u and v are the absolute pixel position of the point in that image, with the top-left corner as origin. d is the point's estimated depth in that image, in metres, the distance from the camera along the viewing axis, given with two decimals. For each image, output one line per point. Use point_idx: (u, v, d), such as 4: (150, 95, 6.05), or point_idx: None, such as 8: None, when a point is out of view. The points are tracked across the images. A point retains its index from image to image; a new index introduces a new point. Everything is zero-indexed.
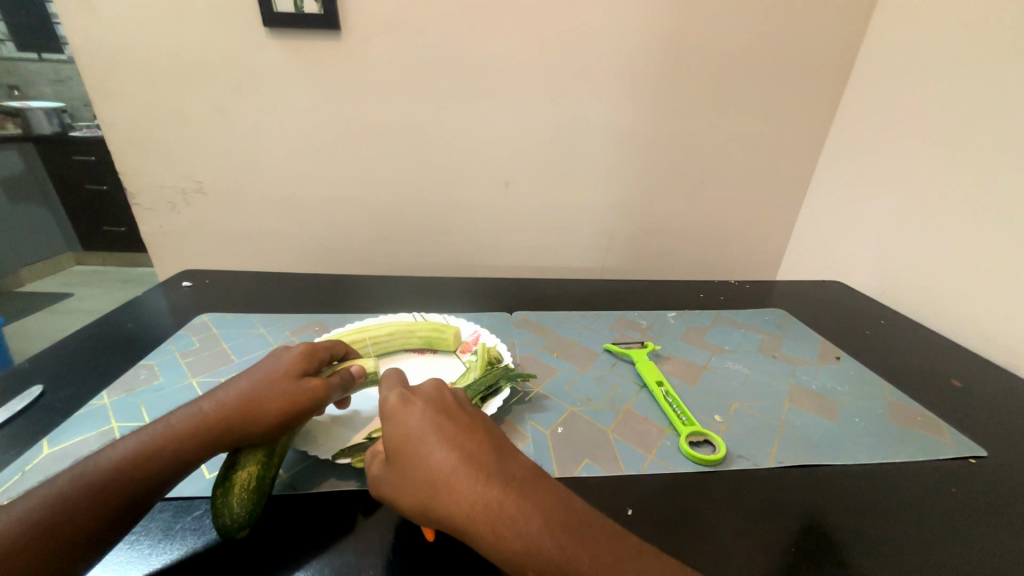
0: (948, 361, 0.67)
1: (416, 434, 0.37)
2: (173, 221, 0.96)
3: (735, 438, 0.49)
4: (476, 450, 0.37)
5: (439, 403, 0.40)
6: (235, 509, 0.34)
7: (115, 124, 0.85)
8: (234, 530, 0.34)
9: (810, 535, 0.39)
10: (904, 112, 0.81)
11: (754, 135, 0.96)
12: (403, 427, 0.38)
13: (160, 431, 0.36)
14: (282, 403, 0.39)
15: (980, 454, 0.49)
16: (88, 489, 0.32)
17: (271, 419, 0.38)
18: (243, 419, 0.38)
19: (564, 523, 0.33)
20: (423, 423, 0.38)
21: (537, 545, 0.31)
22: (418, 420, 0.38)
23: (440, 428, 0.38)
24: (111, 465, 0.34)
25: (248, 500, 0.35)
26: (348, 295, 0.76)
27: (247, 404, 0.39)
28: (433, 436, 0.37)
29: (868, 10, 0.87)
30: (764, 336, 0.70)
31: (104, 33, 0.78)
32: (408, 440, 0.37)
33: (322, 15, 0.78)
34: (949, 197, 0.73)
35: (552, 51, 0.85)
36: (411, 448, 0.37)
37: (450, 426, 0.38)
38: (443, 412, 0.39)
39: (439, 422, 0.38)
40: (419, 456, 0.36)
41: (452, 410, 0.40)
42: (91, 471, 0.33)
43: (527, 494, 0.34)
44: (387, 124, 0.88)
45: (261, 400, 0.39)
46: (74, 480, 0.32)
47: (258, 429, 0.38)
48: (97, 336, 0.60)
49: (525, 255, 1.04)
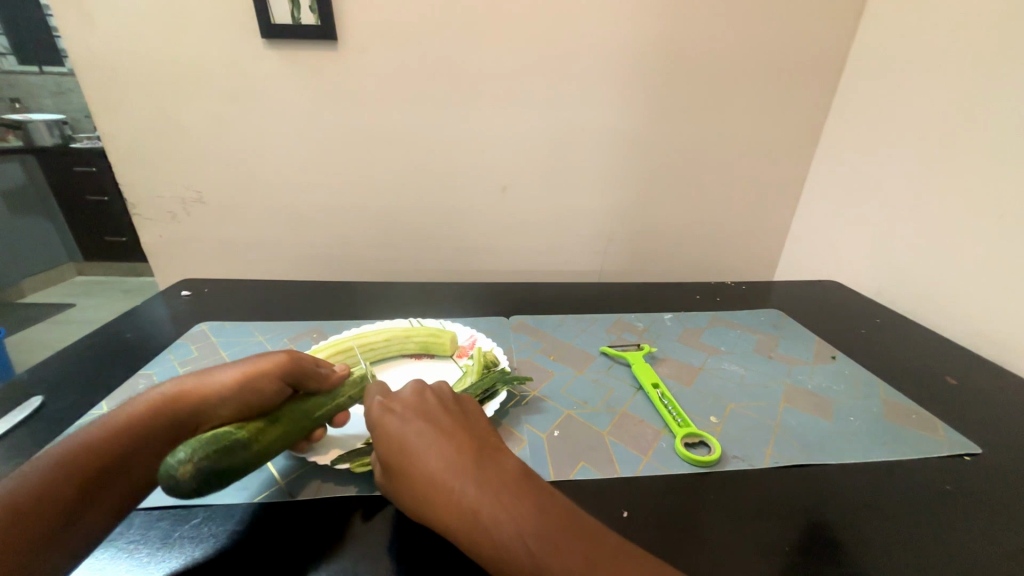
0: (946, 360, 0.67)
1: (399, 440, 0.39)
2: (173, 232, 0.96)
3: (731, 438, 0.49)
4: (454, 446, 0.38)
5: (419, 410, 0.41)
6: (183, 448, 0.33)
7: (114, 135, 0.86)
8: (177, 470, 0.32)
9: (807, 534, 0.39)
10: (896, 112, 0.82)
11: (748, 136, 0.97)
12: (385, 436, 0.40)
13: (128, 411, 0.39)
14: (245, 369, 0.43)
15: (975, 452, 0.49)
16: (59, 472, 0.34)
17: (234, 395, 0.41)
18: (208, 396, 0.41)
19: (536, 522, 0.34)
20: (403, 430, 0.39)
21: (506, 543, 0.33)
22: (399, 426, 0.40)
23: (420, 435, 0.39)
24: (79, 448, 0.35)
25: (200, 443, 0.34)
26: (347, 302, 0.76)
27: (215, 373, 0.43)
28: (414, 443, 0.38)
29: (857, 13, 0.88)
30: (760, 337, 0.70)
31: (104, 47, 0.79)
32: (391, 448, 0.39)
33: (318, 25, 0.79)
34: (940, 195, 0.74)
35: (546, 56, 0.86)
36: (393, 455, 0.38)
37: (429, 433, 0.39)
38: (424, 417, 0.41)
39: (420, 423, 0.40)
40: (402, 462, 0.38)
41: (431, 416, 0.41)
42: (59, 457, 0.34)
43: (502, 484, 0.36)
44: (383, 131, 0.89)
45: (229, 368, 0.43)
46: (45, 467, 0.34)
47: (222, 389, 0.41)
48: (97, 345, 0.61)
49: (522, 259, 1.04)
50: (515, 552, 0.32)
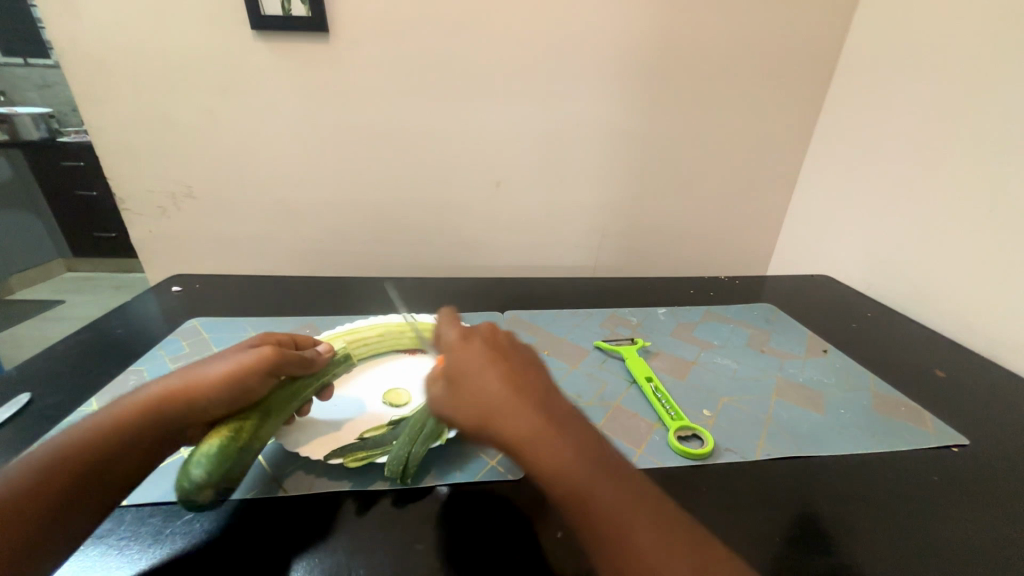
0: (935, 354, 0.68)
1: (472, 364, 0.37)
2: (163, 227, 0.95)
3: (723, 431, 0.50)
4: (524, 379, 0.37)
5: (495, 341, 0.39)
6: (194, 470, 0.36)
7: (101, 127, 0.85)
8: (199, 493, 0.36)
9: (797, 524, 0.39)
10: (888, 108, 0.82)
11: (742, 131, 0.97)
12: (459, 358, 0.38)
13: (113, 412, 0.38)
14: (228, 368, 0.41)
15: (962, 443, 0.50)
16: (38, 477, 0.33)
17: (223, 390, 0.40)
18: (196, 392, 0.39)
19: (599, 463, 0.33)
20: (479, 355, 0.38)
21: (567, 474, 0.32)
22: (474, 351, 0.38)
23: (493, 361, 0.37)
24: (65, 448, 0.34)
25: (210, 459, 0.36)
26: (340, 297, 0.76)
27: (196, 374, 0.40)
28: (487, 368, 0.37)
29: (851, 8, 0.88)
30: (753, 331, 0.71)
31: (89, 37, 0.78)
32: (463, 368, 0.37)
33: (310, 17, 0.78)
34: (930, 190, 0.75)
35: (540, 49, 0.85)
36: (464, 376, 0.37)
37: (502, 361, 0.37)
38: (499, 349, 0.39)
39: (494, 353, 0.38)
40: (473, 384, 0.36)
41: (505, 349, 0.39)
42: (36, 465, 0.33)
43: (573, 427, 0.35)
44: (376, 124, 0.88)
45: (210, 368, 0.41)
46: (25, 471, 0.33)
47: (205, 393, 0.39)
48: (87, 342, 0.60)
49: (517, 254, 1.04)
50: (580, 481, 0.32)
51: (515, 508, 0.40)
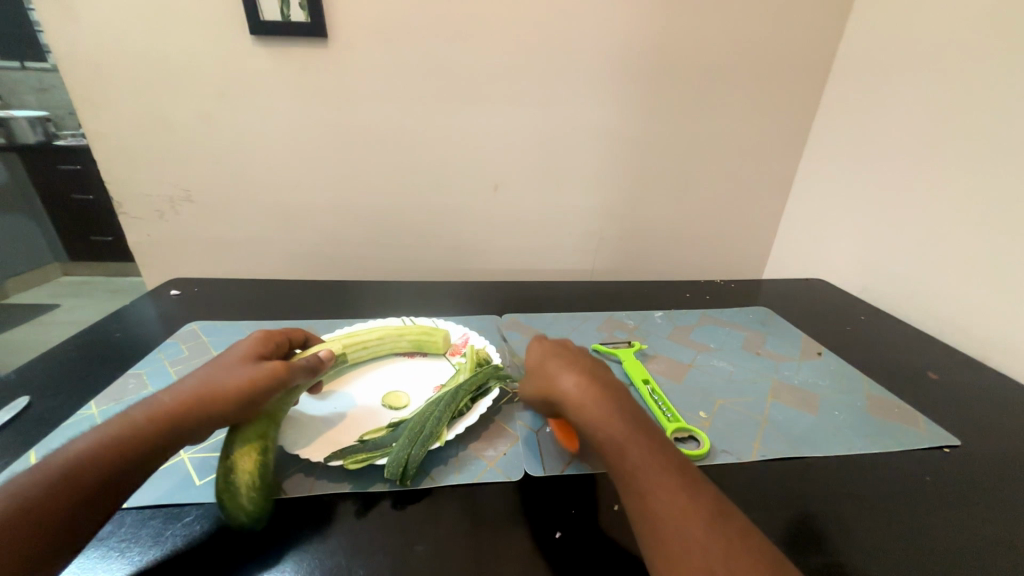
0: (928, 356, 0.69)
1: (544, 352, 0.47)
2: (161, 231, 0.95)
3: (719, 432, 0.50)
4: (583, 363, 0.45)
5: (563, 339, 0.49)
6: (245, 502, 0.36)
7: (100, 132, 0.85)
8: (252, 524, 0.37)
9: (793, 524, 0.40)
10: (879, 113, 0.84)
11: (737, 136, 0.98)
12: (536, 349, 0.48)
13: (124, 421, 0.37)
14: (242, 383, 0.40)
15: (954, 443, 0.51)
16: (49, 488, 0.32)
17: (236, 406, 0.39)
18: (209, 407, 0.39)
19: (638, 427, 0.38)
20: (549, 347, 0.48)
21: (607, 431, 0.38)
22: (546, 344, 0.48)
23: (559, 351, 0.47)
24: (74, 464, 0.33)
25: (257, 490, 0.37)
26: (339, 301, 0.76)
27: (205, 388, 0.39)
28: (554, 354, 0.46)
29: (843, 16, 0.90)
30: (749, 334, 0.72)
31: (89, 42, 0.78)
32: (538, 356, 0.47)
33: (309, 23, 0.79)
34: (920, 195, 0.76)
35: (537, 55, 0.86)
36: (537, 362, 0.47)
37: (566, 351, 0.46)
38: (567, 345, 0.48)
39: (559, 346, 0.48)
40: (544, 367, 0.45)
41: (570, 345, 0.48)
42: (42, 483, 0.32)
43: (618, 398, 0.41)
44: (375, 129, 0.89)
45: (220, 381, 0.40)
46: (31, 485, 0.32)
47: (217, 408, 0.39)
48: (85, 345, 0.60)
49: (515, 258, 1.05)
50: (608, 435, 0.38)
51: (513, 510, 0.40)
